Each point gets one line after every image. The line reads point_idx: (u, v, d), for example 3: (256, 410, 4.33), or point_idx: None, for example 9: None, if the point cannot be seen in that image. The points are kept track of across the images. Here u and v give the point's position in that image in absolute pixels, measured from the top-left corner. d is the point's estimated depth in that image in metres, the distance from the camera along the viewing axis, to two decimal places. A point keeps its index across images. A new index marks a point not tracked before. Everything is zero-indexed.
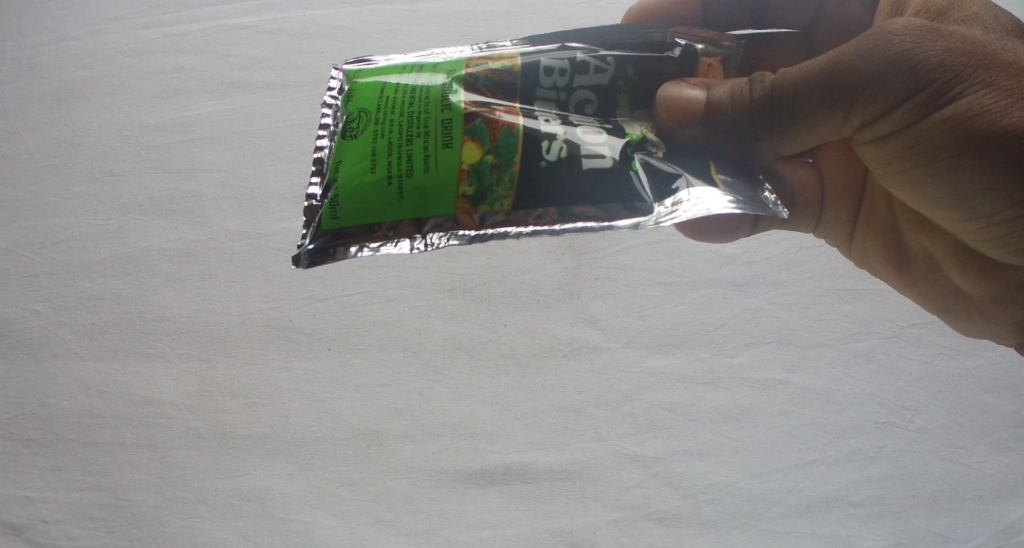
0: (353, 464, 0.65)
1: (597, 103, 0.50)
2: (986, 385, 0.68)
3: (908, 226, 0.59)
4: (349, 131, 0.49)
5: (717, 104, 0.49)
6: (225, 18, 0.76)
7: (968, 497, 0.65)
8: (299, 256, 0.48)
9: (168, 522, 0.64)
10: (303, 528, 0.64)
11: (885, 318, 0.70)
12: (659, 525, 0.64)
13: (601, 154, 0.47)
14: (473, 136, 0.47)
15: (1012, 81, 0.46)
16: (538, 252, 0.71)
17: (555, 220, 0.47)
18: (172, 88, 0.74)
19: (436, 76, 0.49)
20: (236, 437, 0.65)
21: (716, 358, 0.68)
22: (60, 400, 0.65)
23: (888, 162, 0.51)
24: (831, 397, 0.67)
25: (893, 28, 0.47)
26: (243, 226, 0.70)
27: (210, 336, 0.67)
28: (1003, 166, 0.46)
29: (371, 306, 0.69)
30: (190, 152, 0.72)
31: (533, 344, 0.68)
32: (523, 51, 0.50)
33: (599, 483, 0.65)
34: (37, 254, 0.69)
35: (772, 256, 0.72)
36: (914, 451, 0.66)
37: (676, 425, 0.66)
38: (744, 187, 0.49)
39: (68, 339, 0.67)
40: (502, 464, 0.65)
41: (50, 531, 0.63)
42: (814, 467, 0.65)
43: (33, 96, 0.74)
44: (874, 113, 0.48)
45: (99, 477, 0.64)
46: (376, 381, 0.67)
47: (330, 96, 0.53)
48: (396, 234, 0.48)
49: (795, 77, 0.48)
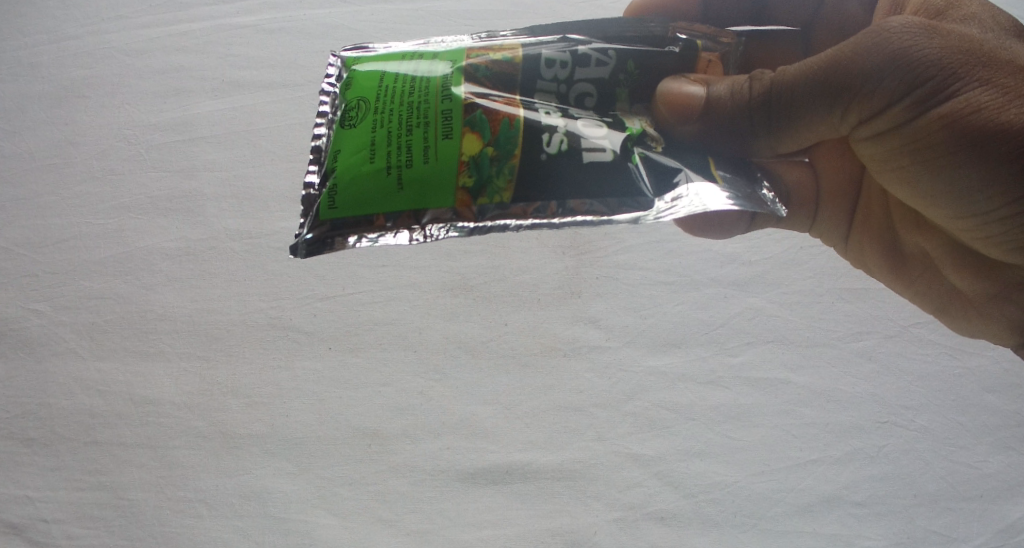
0: (354, 464, 0.64)
1: (598, 96, 0.50)
2: (987, 384, 0.68)
3: (903, 226, 0.59)
4: (347, 120, 0.49)
5: (717, 100, 0.49)
6: (225, 18, 0.76)
7: (970, 497, 0.65)
8: (297, 246, 0.48)
9: (168, 521, 0.63)
10: (304, 528, 0.63)
11: (885, 318, 0.70)
12: (660, 526, 0.64)
13: (601, 147, 0.47)
14: (473, 127, 0.47)
15: (1010, 80, 0.46)
16: (539, 251, 0.71)
17: (555, 213, 0.47)
18: (172, 87, 0.74)
19: (437, 65, 0.49)
20: (236, 436, 0.65)
21: (717, 357, 0.68)
22: (59, 399, 0.65)
23: (884, 159, 0.51)
24: (831, 397, 0.67)
25: (892, 26, 0.47)
26: (244, 225, 0.70)
27: (210, 335, 0.67)
28: (1000, 162, 0.46)
29: (372, 305, 0.69)
30: (191, 151, 0.72)
31: (534, 344, 0.68)
32: (524, 43, 0.50)
33: (599, 483, 0.64)
34: (38, 253, 0.69)
35: (772, 256, 0.72)
36: (914, 450, 0.66)
37: (676, 425, 0.66)
38: (744, 185, 0.49)
39: (68, 338, 0.67)
40: (503, 463, 0.65)
41: (49, 531, 0.63)
42: (814, 467, 0.65)
43: (34, 96, 0.74)
44: (872, 110, 0.48)
45: (99, 476, 0.64)
46: (377, 381, 0.66)
47: (328, 83, 0.53)
48: (394, 225, 0.48)
49: (794, 74, 0.49)
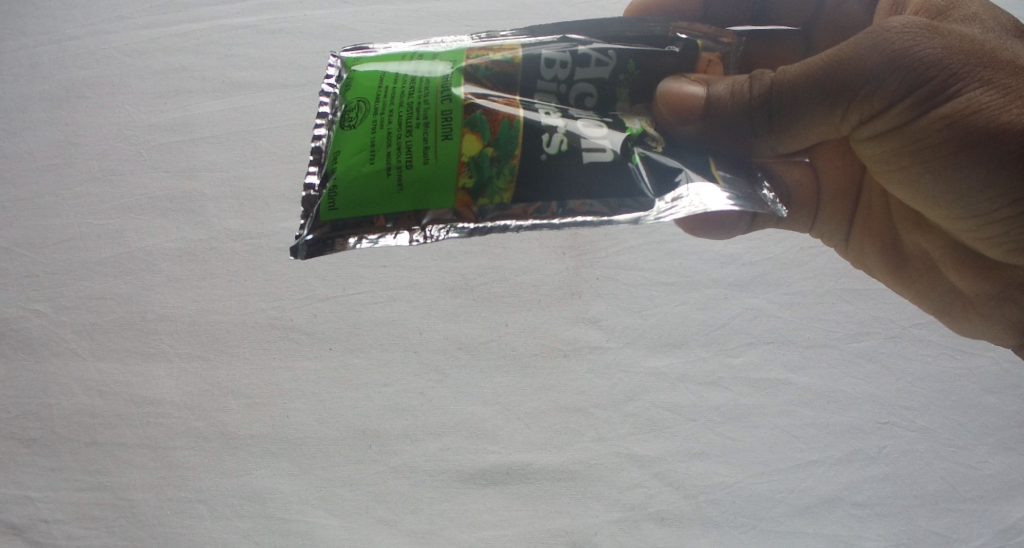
0: (354, 464, 0.64)
1: (598, 96, 0.50)
2: (987, 385, 0.68)
3: (904, 226, 0.59)
4: (348, 120, 0.49)
5: (717, 100, 0.49)
6: (225, 18, 0.76)
7: (970, 497, 0.65)
8: (297, 247, 0.48)
9: (168, 521, 0.63)
10: (305, 528, 0.63)
11: (886, 318, 0.70)
12: (660, 526, 0.64)
13: (601, 147, 0.47)
14: (474, 128, 0.47)
15: (1012, 80, 0.46)
16: (539, 251, 0.71)
17: (555, 214, 0.47)
18: (173, 88, 0.74)
19: (437, 66, 0.49)
20: (236, 437, 0.65)
21: (717, 358, 0.68)
22: (60, 400, 0.65)
23: (885, 160, 0.51)
24: (831, 397, 0.67)
25: (893, 25, 0.47)
26: (244, 225, 0.70)
27: (211, 335, 0.67)
28: (1002, 162, 0.46)
29: (372, 305, 0.69)
30: (191, 151, 0.72)
31: (534, 344, 0.68)
32: (524, 43, 0.50)
33: (600, 483, 0.64)
34: (38, 253, 0.69)
35: (773, 256, 0.72)
36: (914, 451, 0.66)
37: (676, 425, 0.66)
38: (744, 185, 0.49)
39: (68, 338, 0.67)
40: (503, 464, 0.65)
41: (50, 531, 0.63)
42: (814, 468, 0.65)
43: (35, 96, 0.74)
44: (873, 110, 0.48)
45: (100, 476, 0.64)
46: (377, 381, 0.66)
47: (328, 83, 0.53)
48: (395, 226, 0.48)
49: (794, 74, 0.49)
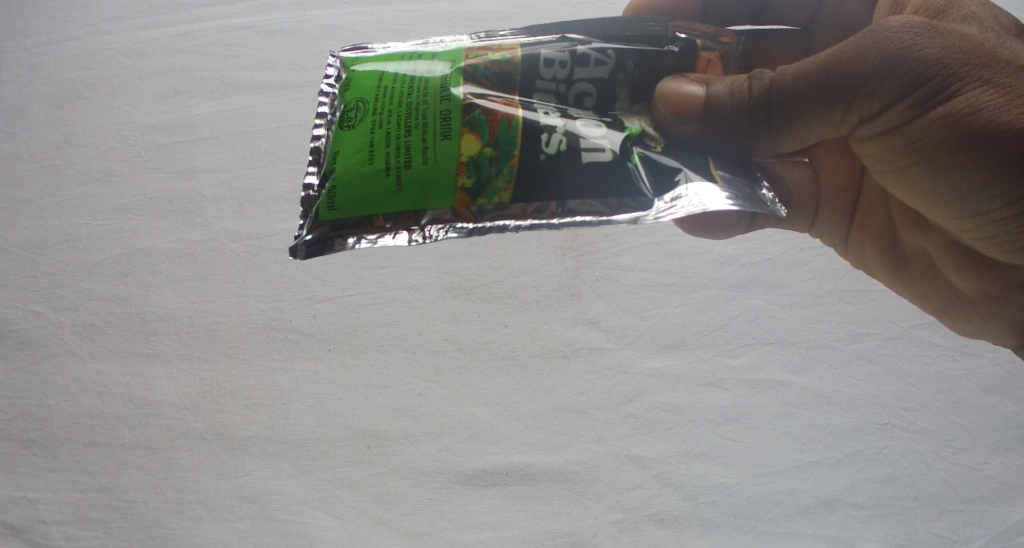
0: (354, 465, 0.64)
1: (597, 96, 0.50)
2: (988, 386, 0.68)
3: (904, 226, 0.59)
4: (347, 120, 0.49)
5: (717, 100, 0.49)
6: (225, 18, 0.76)
7: (970, 498, 0.65)
8: (297, 247, 0.48)
9: (168, 522, 0.63)
10: (304, 529, 0.63)
11: (886, 319, 0.69)
12: (660, 527, 0.64)
13: (601, 147, 0.47)
14: (473, 127, 0.47)
15: (1011, 79, 0.46)
16: (539, 251, 0.71)
17: (554, 214, 0.47)
18: (173, 88, 0.74)
19: (436, 66, 0.49)
20: (236, 438, 0.65)
21: (717, 358, 0.68)
22: (59, 400, 0.65)
23: (885, 160, 0.51)
24: (832, 398, 0.67)
25: (892, 25, 0.47)
26: (244, 226, 0.70)
27: (210, 336, 0.67)
28: (1002, 162, 0.46)
29: (371, 306, 0.69)
30: (191, 151, 0.72)
31: (534, 345, 0.68)
32: (523, 42, 0.50)
33: (599, 484, 0.64)
34: (38, 254, 0.69)
35: (773, 257, 0.72)
36: (915, 452, 0.66)
37: (676, 426, 0.66)
38: (744, 185, 0.49)
39: (68, 339, 0.67)
40: (502, 465, 0.64)
41: (49, 532, 0.63)
42: (814, 469, 0.65)
43: (35, 96, 0.74)
44: (873, 110, 0.48)
45: (100, 477, 0.64)
46: (376, 382, 0.66)
47: (327, 83, 0.53)
48: (394, 226, 0.48)
49: (794, 74, 0.49)
